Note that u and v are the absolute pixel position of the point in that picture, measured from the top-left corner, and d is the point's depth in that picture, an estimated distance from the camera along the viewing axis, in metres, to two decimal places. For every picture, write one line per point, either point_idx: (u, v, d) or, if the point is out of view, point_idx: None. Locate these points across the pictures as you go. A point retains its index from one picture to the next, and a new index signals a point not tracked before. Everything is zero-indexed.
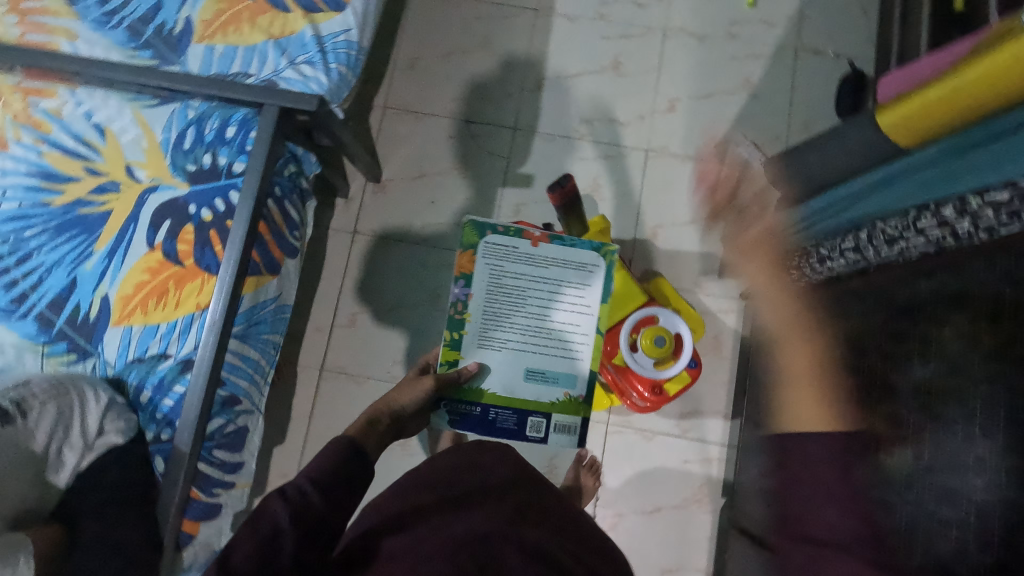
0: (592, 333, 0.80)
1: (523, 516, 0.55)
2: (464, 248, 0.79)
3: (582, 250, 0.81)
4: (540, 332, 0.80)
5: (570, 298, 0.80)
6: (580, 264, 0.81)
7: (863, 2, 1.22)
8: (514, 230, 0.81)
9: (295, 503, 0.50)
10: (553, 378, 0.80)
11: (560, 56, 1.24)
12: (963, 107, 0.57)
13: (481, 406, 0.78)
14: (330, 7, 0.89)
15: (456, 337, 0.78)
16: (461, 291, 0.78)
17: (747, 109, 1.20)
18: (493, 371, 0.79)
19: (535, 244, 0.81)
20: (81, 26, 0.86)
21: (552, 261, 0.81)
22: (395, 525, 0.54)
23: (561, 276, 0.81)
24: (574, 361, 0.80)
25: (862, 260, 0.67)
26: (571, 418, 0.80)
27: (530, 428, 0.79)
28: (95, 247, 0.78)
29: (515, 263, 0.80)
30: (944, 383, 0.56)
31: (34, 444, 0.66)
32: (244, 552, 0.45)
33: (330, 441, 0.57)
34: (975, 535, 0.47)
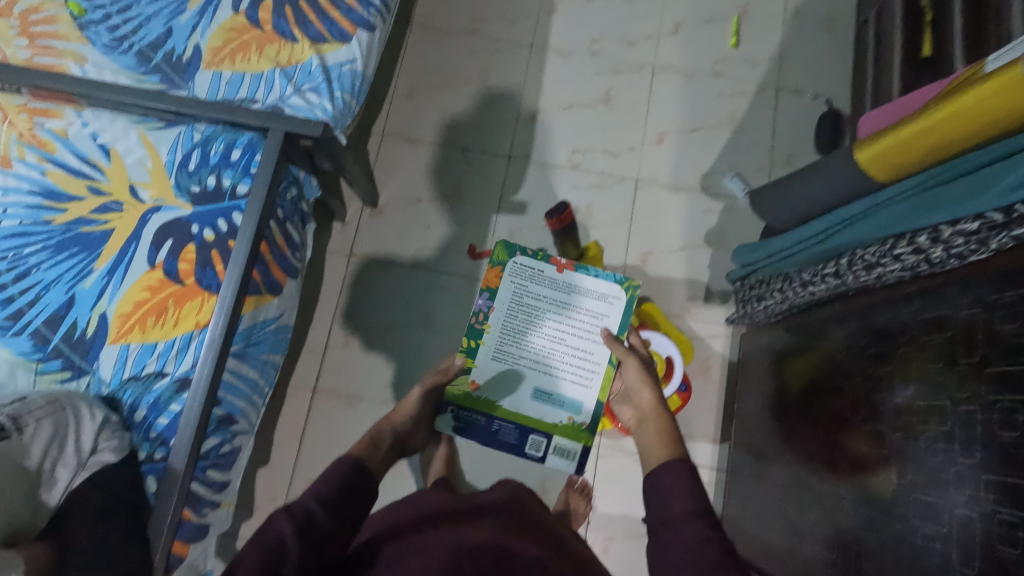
0: (602, 363, 0.88)
1: (519, 531, 0.61)
2: (493, 266, 0.92)
3: (603, 283, 0.91)
4: (553, 355, 0.90)
5: (586, 327, 0.90)
6: (600, 296, 0.91)
7: (839, 45, 1.30)
8: (541, 257, 0.92)
9: (300, 518, 0.51)
10: (560, 401, 0.89)
11: (554, 89, 1.29)
12: (928, 147, 0.61)
13: (487, 417, 0.89)
14: (336, 38, 0.93)
15: (474, 346, 0.90)
16: (484, 302, 0.91)
17: (732, 143, 1.26)
18: (504, 384, 0.90)
19: (559, 271, 0.92)
20: (91, 50, 0.88)
21: (574, 290, 0.91)
22: (402, 531, 0.59)
23: (581, 305, 0.91)
24: (582, 388, 0.89)
25: (842, 284, 0.72)
26: (572, 444, 0.89)
27: (530, 445, 0.90)
28: (95, 265, 0.78)
29: (539, 286, 0.91)
30: (924, 403, 0.57)
31: (29, 460, 0.63)
32: (249, 564, 0.47)
33: (334, 460, 0.59)
34: (961, 550, 0.49)
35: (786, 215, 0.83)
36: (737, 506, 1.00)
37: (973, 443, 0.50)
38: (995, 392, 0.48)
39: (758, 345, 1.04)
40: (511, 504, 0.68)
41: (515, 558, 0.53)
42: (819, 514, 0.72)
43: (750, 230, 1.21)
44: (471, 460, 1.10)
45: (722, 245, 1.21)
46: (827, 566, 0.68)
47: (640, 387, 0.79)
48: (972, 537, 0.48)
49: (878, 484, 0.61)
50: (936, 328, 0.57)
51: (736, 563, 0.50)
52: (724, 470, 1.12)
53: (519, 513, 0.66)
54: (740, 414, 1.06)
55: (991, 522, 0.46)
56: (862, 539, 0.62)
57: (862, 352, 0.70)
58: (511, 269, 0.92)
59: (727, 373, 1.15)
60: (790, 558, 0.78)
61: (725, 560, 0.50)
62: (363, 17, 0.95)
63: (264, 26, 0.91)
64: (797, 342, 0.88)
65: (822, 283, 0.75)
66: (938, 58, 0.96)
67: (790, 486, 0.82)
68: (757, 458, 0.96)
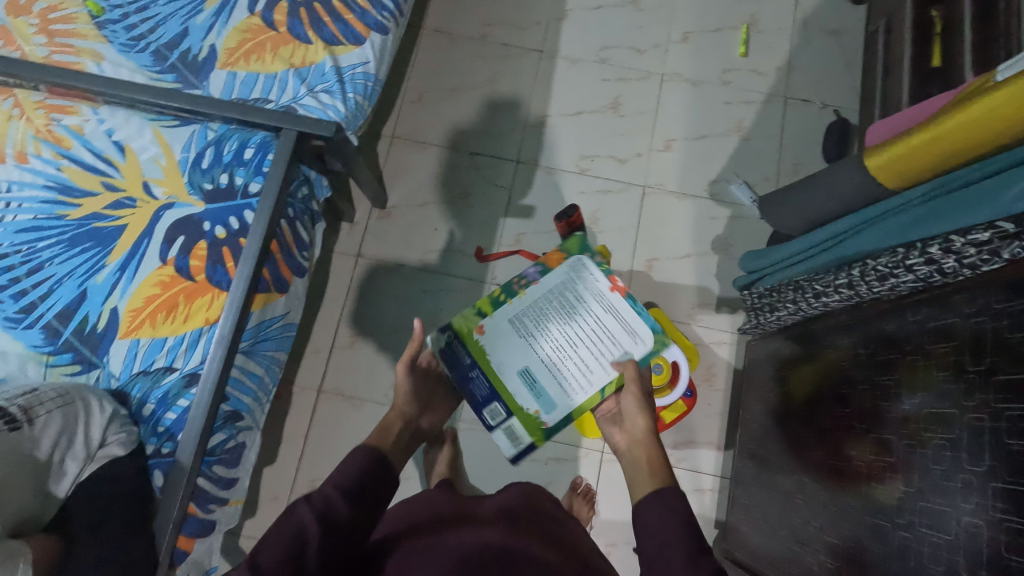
0: (595, 389, 0.82)
1: (529, 533, 0.60)
2: (560, 250, 0.90)
3: (641, 321, 0.85)
4: (561, 352, 0.84)
5: (605, 348, 0.84)
6: (632, 330, 0.85)
7: (847, 56, 1.31)
8: (604, 268, 0.89)
9: (320, 506, 0.53)
10: (538, 393, 0.83)
11: (563, 95, 1.29)
12: (939, 154, 0.61)
13: (472, 360, 0.84)
14: (350, 41, 0.94)
15: (501, 301, 0.87)
16: (533, 271, 0.88)
17: (739, 152, 1.26)
18: (504, 346, 0.85)
19: (611, 290, 0.87)
20: (108, 49, 0.89)
21: (613, 311, 0.86)
22: (415, 531, 0.59)
23: (610, 324, 0.85)
24: (564, 394, 0.82)
25: (855, 295, 0.72)
26: (524, 434, 0.83)
27: (489, 410, 0.83)
28: (107, 260, 0.79)
29: (586, 291, 0.87)
30: (931, 412, 0.57)
31: (39, 451, 0.63)
32: (271, 553, 0.49)
33: (353, 450, 0.59)
34: (966, 558, 0.49)
35: (794, 222, 0.83)
36: (741, 514, 1.00)
37: (980, 451, 0.50)
38: (1002, 401, 0.48)
39: (763, 352, 1.04)
40: (523, 505, 0.67)
41: (523, 559, 0.53)
42: (823, 522, 0.72)
43: (757, 238, 1.21)
44: (474, 464, 1.10)
45: (728, 253, 1.21)
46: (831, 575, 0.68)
47: (635, 414, 0.73)
48: (979, 545, 0.48)
49: (884, 492, 0.61)
50: (943, 336, 0.57)
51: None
52: (727, 478, 1.12)
53: (531, 514, 0.65)
54: (745, 421, 1.06)
55: (996, 530, 0.46)
56: (867, 547, 0.62)
57: (869, 359, 0.70)
58: (573, 261, 0.89)
59: (732, 380, 1.15)
60: (794, 566, 0.77)
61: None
62: (377, 20, 0.96)
63: (279, 28, 0.92)
64: (803, 350, 0.88)
65: (834, 294, 0.75)
66: (947, 69, 0.97)
67: (794, 494, 0.82)
68: (761, 465, 0.95)
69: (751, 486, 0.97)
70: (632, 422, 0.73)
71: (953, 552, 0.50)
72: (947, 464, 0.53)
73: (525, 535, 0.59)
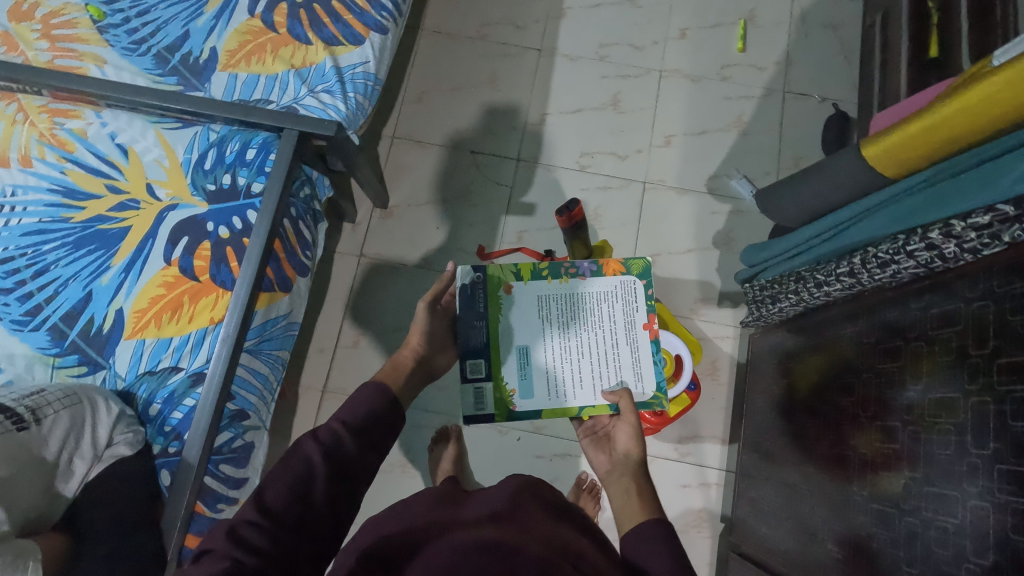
0: (577, 404, 0.80)
1: (537, 532, 0.57)
2: (620, 262, 0.88)
3: (652, 371, 0.84)
4: (564, 354, 0.83)
5: (607, 374, 0.83)
6: (640, 374, 0.83)
7: (845, 50, 1.31)
8: (650, 302, 0.86)
9: (328, 445, 0.56)
10: (524, 375, 0.82)
11: (562, 93, 1.30)
12: (938, 141, 0.62)
13: (485, 308, 0.82)
14: (349, 41, 0.95)
15: (541, 277, 0.86)
16: (587, 267, 0.87)
17: (739, 146, 1.26)
18: (520, 315, 0.84)
19: (644, 326, 0.85)
20: (110, 53, 0.90)
21: (633, 346, 0.84)
22: (425, 531, 0.58)
23: (623, 356, 0.84)
24: (545, 394, 0.81)
25: (857, 283, 0.71)
26: (491, 403, 0.80)
27: (473, 363, 0.80)
28: (112, 261, 0.79)
29: (620, 311, 0.86)
30: (935, 399, 0.57)
31: (46, 452, 0.64)
32: (276, 492, 0.52)
33: (362, 388, 0.62)
34: (973, 542, 0.49)
35: (796, 213, 0.83)
36: (747, 507, 1.00)
37: (985, 435, 0.50)
38: (1006, 383, 0.49)
39: (766, 345, 1.04)
40: (532, 504, 0.65)
41: (524, 554, 0.50)
42: (830, 512, 0.72)
43: (759, 232, 1.21)
44: (479, 460, 1.11)
45: (730, 247, 1.21)
46: (838, 564, 0.68)
47: (626, 443, 0.73)
48: (988, 528, 0.48)
49: (889, 480, 0.61)
50: (946, 322, 0.57)
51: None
52: (733, 472, 1.11)
53: (528, 509, 0.63)
54: (749, 415, 1.06)
55: (1004, 512, 0.46)
56: (875, 535, 0.62)
57: (872, 349, 0.70)
58: (625, 279, 0.87)
59: (735, 374, 1.15)
60: (801, 558, 0.77)
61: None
62: (376, 21, 0.97)
63: (280, 29, 0.92)
64: (807, 343, 0.88)
65: (836, 283, 0.74)
66: (946, 60, 0.97)
67: (800, 485, 0.82)
68: (767, 458, 0.95)
69: (758, 479, 0.97)
70: (623, 452, 0.73)
71: (960, 536, 0.50)
72: (954, 449, 0.53)
73: (529, 532, 0.57)
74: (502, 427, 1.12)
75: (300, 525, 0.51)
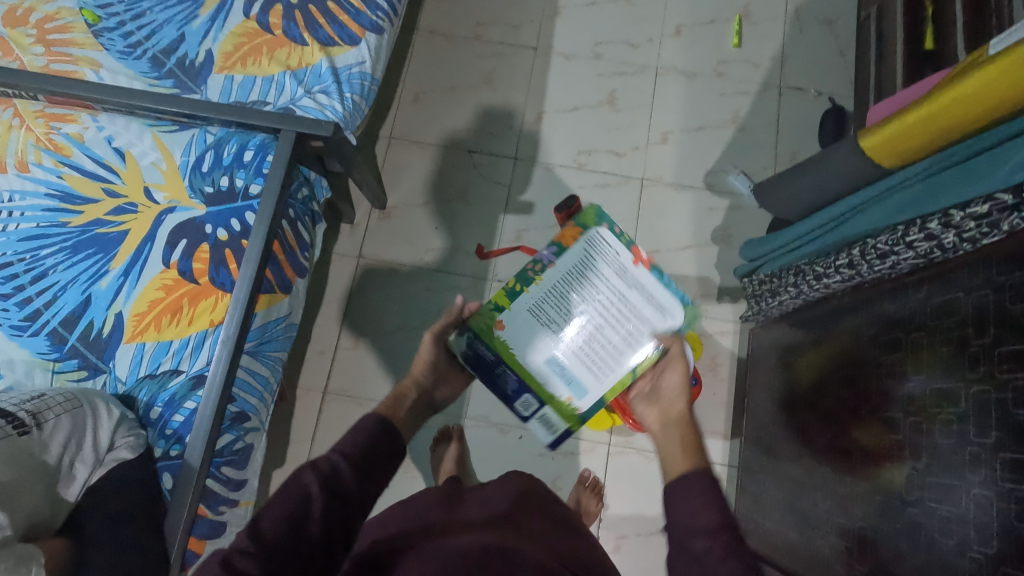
0: (628, 368, 0.79)
1: (535, 539, 0.58)
2: (575, 227, 0.85)
3: (671, 295, 0.81)
4: (586, 336, 0.81)
5: (635, 327, 0.81)
6: (662, 304, 0.81)
7: (840, 44, 1.31)
8: (626, 239, 0.84)
9: (325, 473, 0.55)
10: (567, 378, 0.81)
11: (559, 91, 1.30)
12: (935, 132, 0.62)
13: (495, 354, 0.80)
14: (345, 41, 0.94)
15: (517, 290, 0.83)
16: (549, 254, 0.84)
17: (736, 142, 1.27)
18: (526, 334, 0.81)
19: (636, 263, 0.83)
20: (105, 57, 0.90)
21: (640, 286, 0.83)
22: (423, 531, 0.58)
23: (638, 301, 0.82)
24: (596, 379, 0.80)
25: (857, 275, 0.71)
26: (558, 420, 0.81)
27: (522, 401, 0.81)
28: (111, 265, 0.79)
29: (607, 266, 0.83)
30: (938, 389, 0.56)
31: (48, 455, 0.63)
32: (271, 521, 0.51)
33: (362, 416, 0.61)
34: (976, 531, 0.49)
35: (794, 207, 0.83)
36: (750, 502, 1.00)
37: (987, 424, 0.50)
38: (1006, 371, 0.48)
39: (766, 339, 1.04)
40: (529, 509, 0.65)
41: (523, 564, 0.51)
42: (833, 504, 0.72)
43: (758, 227, 1.22)
44: (481, 460, 1.10)
45: (729, 243, 1.21)
46: (842, 556, 0.68)
47: (675, 390, 0.74)
48: (992, 516, 0.48)
49: (892, 472, 0.61)
50: (947, 312, 0.58)
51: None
52: (735, 467, 1.12)
53: (524, 513, 0.64)
54: (751, 409, 1.06)
55: (1007, 500, 0.46)
56: (878, 526, 0.62)
57: (873, 341, 0.70)
58: (590, 237, 0.84)
59: (736, 369, 1.15)
60: (805, 551, 0.77)
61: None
62: (371, 21, 0.97)
63: (275, 31, 0.93)
64: (807, 336, 0.88)
65: (835, 275, 0.74)
66: (941, 52, 0.97)
67: (802, 479, 0.82)
68: (769, 453, 0.95)
69: (760, 473, 0.98)
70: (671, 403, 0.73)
71: (962, 525, 0.50)
72: (957, 437, 0.53)
73: (528, 538, 0.57)
74: (504, 427, 1.12)
75: (294, 551, 0.50)
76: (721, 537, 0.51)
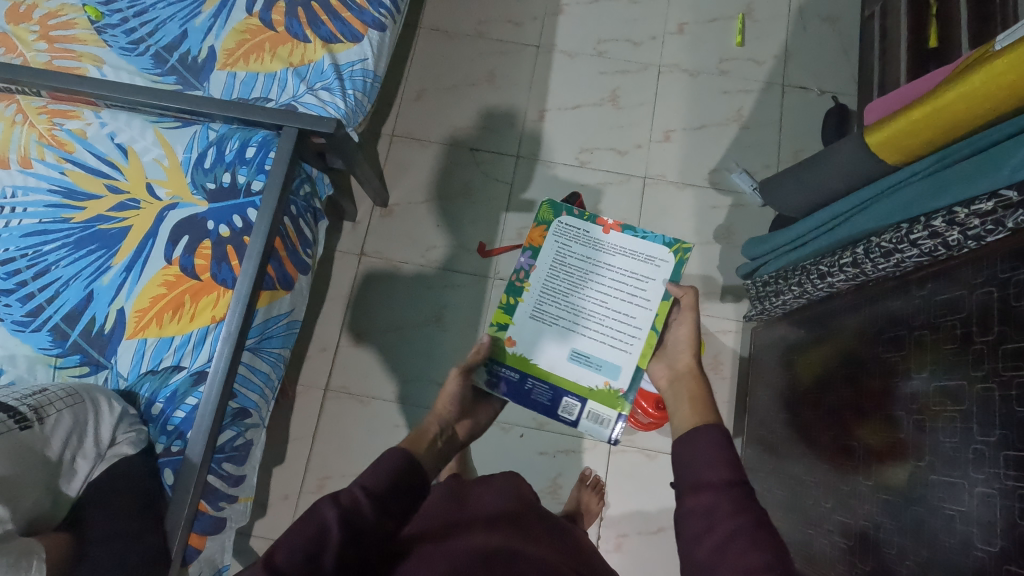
0: (646, 327, 0.82)
1: (537, 541, 0.58)
2: (538, 225, 0.90)
3: (651, 244, 0.86)
4: (594, 317, 0.84)
5: (634, 290, 0.85)
6: (648, 256, 0.86)
7: (844, 42, 1.31)
8: (588, 216, 0.89)
9: (345, 507, 0.50)
10: (597, 364, 0.82)
11: (561, 89, 1.30)
12: (939, 128, 0.62)
13: (519, 373, 0.83)
14: (347, 38, 0.94)
15: (512, 302, 0.86)
16: (526, 259, 0.88)
17: (739, 140, 1.26)
18: (540, 342, 0.84)
19: (606, 232, 0.88)
20: (108, 53, 0.90)
21: (621, 249, 0.87)
22: (432, 536, 0.57)
23: (626, 264, 0.86)
24: (622, 352, 0.82)
25: (861, 274, 0.71)
26: (607, 410, 0.82)
27: (563, 407, 0.83)
28: (113, 261, 0.79)
29: (582, 246, 0.88)
30: (942, 387, 0.56)
31: (50, 451, 0.63)
32: (288, 552, 0.46)
33: (387, 449, 0.56)
34: (980, 529, 0.49)
35: (798, 203, 0.83)
36: None
37: (991, 421, 0.49)
38: (1010, 368, 0.48)
39: (769, 338, 1.04)
40: (532, 514, 0.65)
41: (527, 567, 0.50)
42: (835, 503, 0.72)
43: (760, 225, 1.21)
44: (483, 459, 1.10)
45: (731, 241, 1.21)
46: (845, 554, 0.68)
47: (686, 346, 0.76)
48: (997, 514, 0.47)
49: (896, 470, 0.61)
50: (950, 310, 0.57)
51: (768, 533, 0.48)
52: None
53: (526, 516, 0.64)
54: (753, 408, 1.06)
55: (1011, 498, 0.46)
56: (881, 525, 0.62)
57: (876, 338, 0.69)
58: (555, 228, 0.90)
59: (738, 367, 1.15)
60: (808, 549, 0.77)
61: (760, 530, 0.48)
62: (374, 17, 0.97)
63: (278, 27, 0.93)
64: (809, 335, 0.87)
65: (839, 274, 0.74)
66: (944, 50, 0.97)
67: (805, 477, 0.82)
68: (771, 452, 0.95)
69: (764, 472, 0.97)
70: (684, 355, 0.75)
71: (965, 523, 0.50)
72: (961, 434, 0.52)
73: (531, 540, 0.57)
74: (505, 425, 1.12)
75: None
76: (735, 494, 0.51)
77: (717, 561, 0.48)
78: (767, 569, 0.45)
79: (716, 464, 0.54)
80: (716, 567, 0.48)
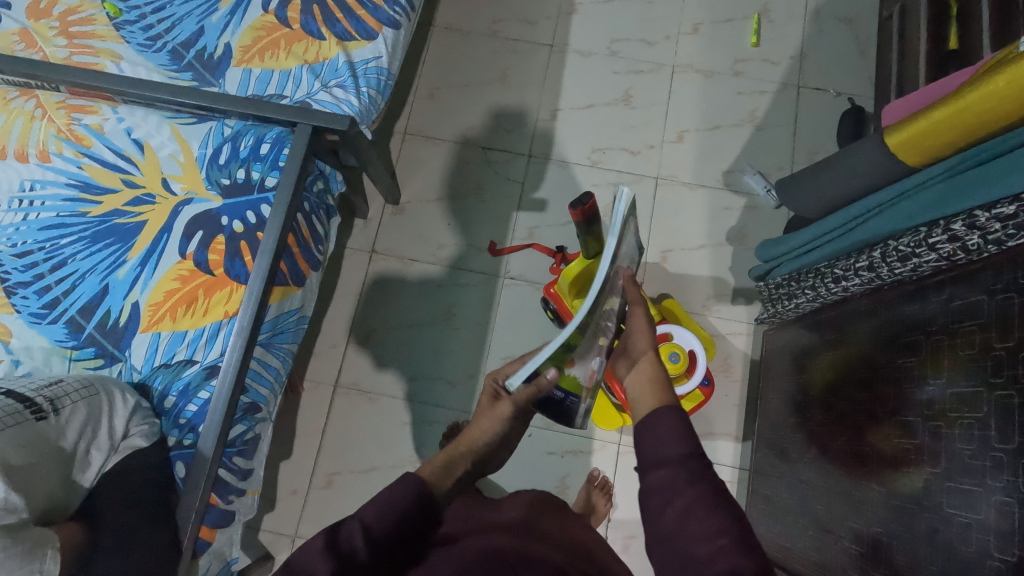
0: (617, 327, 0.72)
1: (550, 543, 0.59)
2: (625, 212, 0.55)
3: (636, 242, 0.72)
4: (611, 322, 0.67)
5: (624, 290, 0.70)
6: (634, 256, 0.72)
7: (861, 44, 1.29)
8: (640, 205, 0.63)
9: (342, 552, 0.44)
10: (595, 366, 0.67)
11: (574, 88, 1.29)
12: (963, 128, 0.60)
13: (565, 392, 0.62)
14: (362, 36, 0.95)
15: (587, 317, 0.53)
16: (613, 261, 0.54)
17: (752, 142, 1.25)
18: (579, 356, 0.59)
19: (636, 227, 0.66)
20: (126, 49, 0.91)
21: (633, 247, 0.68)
22: None
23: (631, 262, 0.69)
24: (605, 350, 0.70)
25: (877, 278, 0.70)
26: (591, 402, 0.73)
27: (579, 414, 0.70)
28: (128, 255, 0.80)
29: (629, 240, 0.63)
30: (958, 397, 0.55)
31: (64, 441, 0.64)
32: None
33: (398, 477, 0.49)
34: (996, 538, 0.48)
35: (814, 204, 0.82)
36: (762, 505, 0.99)
37: (1009, 429, 0.49)
38: None
39: (781, 341, 1.03)
40: (546, 519, 0.66)
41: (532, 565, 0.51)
42: (847, 509, 0.71)
43: (773, 228, 1.20)
44: None
45: (743, 243, 1.20)
46: (857, 561, 0.67)
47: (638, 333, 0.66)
48: (1016, 520, 0.47)
49: (910, 478, 0.60)
50: (968, 315, 0.57)
51: (728, 501, 0.45)
52: (747, 469, 1.11)
53: (538, 521, 0.65)
54: (764, 411, 1.05)
55: None
56: (892, 531, 0.61)
57: (891, 343, 0.69)
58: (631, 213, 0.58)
59: (749, 370, 1.14)
60: (819, 554, 0.77)
61: (716, 497, 0.45)
62: (388, 15, 0.97)
63: (293, 25, 0.93)
64: (822, 339, 0.87)
65: (855, 278, 0.73)
66: (966, 52, 0.95)
67: (816, 483, 0.81)
68: (782, 457, 0.95)
69: (773, 476, 0.97)
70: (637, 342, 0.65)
71: (978, 531, 0.50)
72: (979, 442, 0.52)
73: (543, 542, 0.58)
74: None
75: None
76: (699, 471, 0.46)
77: (677, 536, 0.44)
78: (723, 535, 0.43)
79: (675, 436, 0.49)
80: (674, 539, 0.45)
